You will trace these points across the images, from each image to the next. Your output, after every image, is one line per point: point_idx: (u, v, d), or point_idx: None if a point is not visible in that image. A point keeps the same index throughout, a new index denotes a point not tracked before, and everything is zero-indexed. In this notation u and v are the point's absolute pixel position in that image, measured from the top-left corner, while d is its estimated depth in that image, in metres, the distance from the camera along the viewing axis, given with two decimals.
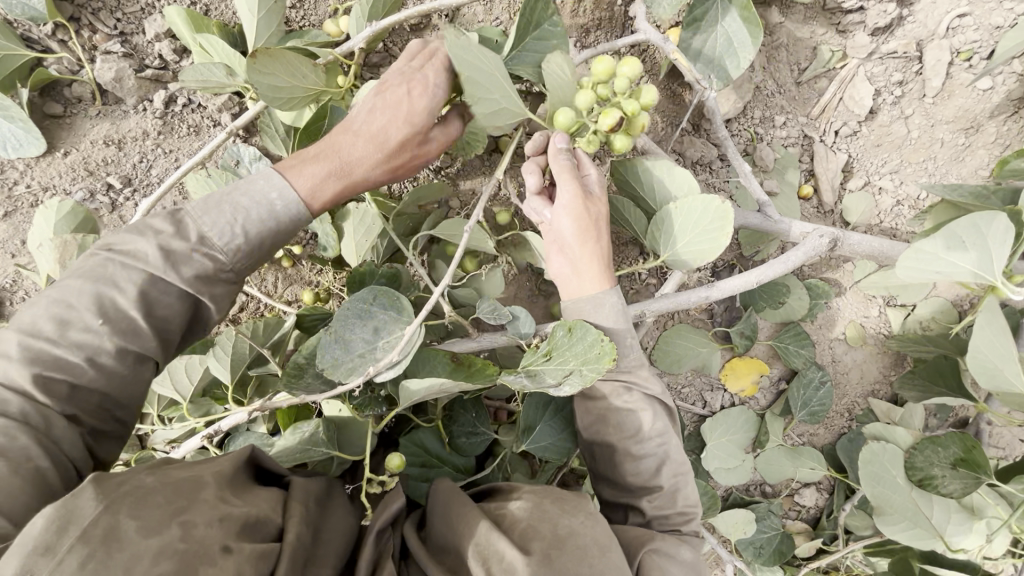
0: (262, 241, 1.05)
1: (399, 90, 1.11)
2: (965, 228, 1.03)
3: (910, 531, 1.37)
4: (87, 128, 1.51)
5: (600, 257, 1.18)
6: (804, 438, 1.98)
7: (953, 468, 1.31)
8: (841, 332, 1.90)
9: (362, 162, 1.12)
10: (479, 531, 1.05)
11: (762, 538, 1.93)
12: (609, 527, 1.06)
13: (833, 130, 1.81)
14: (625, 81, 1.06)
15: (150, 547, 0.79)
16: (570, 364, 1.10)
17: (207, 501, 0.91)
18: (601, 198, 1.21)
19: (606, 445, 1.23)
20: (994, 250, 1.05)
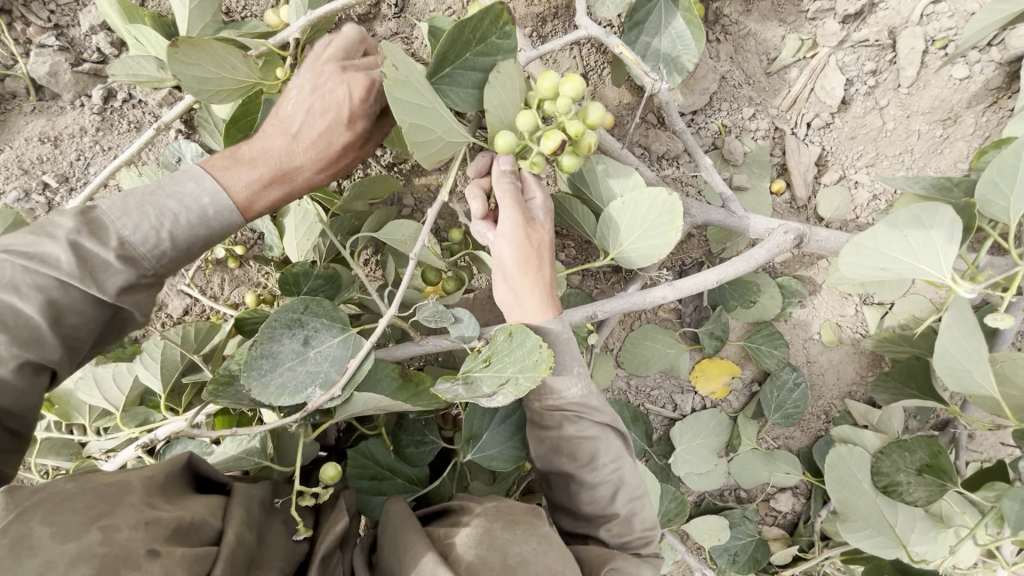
0: (191, 244, 0.98)
1: (338, 88, 1.02)
2: (906, 221, 0.99)
3: (873, 539, 1.32)
4: (22, 125, 1.46)
5: (542, 287, 1.11)
6: (779, 441, 1.91)
7: (918, 475, 1.26)
8: (816, 332, 1.83)
9: (303, 163, 1.06)
10: (423, 565, 0.97)
11: (736, 544, 1.86)
12: (565, 555, 1.00)
13: (804, 122, 1.74)
14: (567, 101, 0.98)
15: (65, 552, 0.73)
16: (506, 372, 1.02)
17: (134, 505, 0.85)
18: (545, 224, 1.14)
19: (553, 454, 1.15)
20: (939, 245, 0.99)
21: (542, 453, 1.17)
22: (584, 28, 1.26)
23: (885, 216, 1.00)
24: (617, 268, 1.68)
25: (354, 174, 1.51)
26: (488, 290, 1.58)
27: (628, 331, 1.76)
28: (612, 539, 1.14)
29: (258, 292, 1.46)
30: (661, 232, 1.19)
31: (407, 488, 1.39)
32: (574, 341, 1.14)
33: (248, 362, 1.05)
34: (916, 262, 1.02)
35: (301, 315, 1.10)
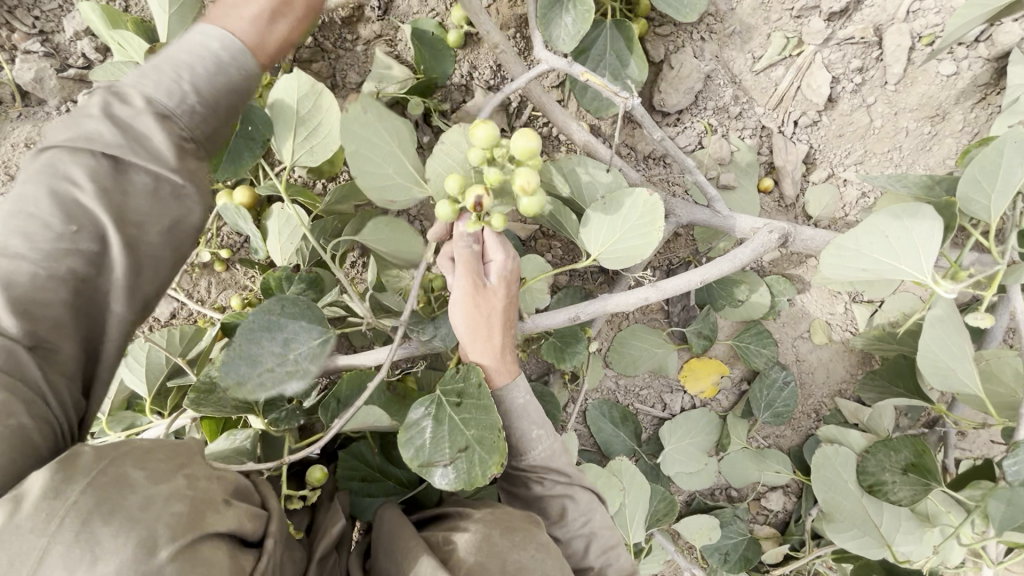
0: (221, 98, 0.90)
1: None
2: (888, 222, 0.99)
3: (859, 540, 1.31)
4: (8, 131, 1.46)
5: (494, 355, 1.10)
6: (769, 440, 1.91)
7: (903, 474, 1.25)
8: (806, 330, 1.83)
9: None
10: (422, 568, 0.98)
11: (727, 543, 1.86)
12: (558, 559, 1.03)
13: (792, 120, 1.74)
14: (486, 149, 0.98)
15: (162, 492, 0.76)
16: (467, 438, 1.04)
17: (199, 460, 0.88)
18: (500, 290, 1.07)
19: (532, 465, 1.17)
20: (919, 243, 0.99)
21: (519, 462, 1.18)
22: (545, 60, 1.28)
23: (872, 213, 1.00)
24: (605, 269, 1.68)
25: (339, 177, 1.51)
26: None
27: (615, 332, 1.76)
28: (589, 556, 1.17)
29: (244, 295, 1.46)
30: (646, 235, 1.20)
31: (397, 491, 1.39)
32: (538, 405, 1.16)
33: (224, 361, 1.07)
34: (896, 261, 1.02)
35: (280, 317, 1.11)
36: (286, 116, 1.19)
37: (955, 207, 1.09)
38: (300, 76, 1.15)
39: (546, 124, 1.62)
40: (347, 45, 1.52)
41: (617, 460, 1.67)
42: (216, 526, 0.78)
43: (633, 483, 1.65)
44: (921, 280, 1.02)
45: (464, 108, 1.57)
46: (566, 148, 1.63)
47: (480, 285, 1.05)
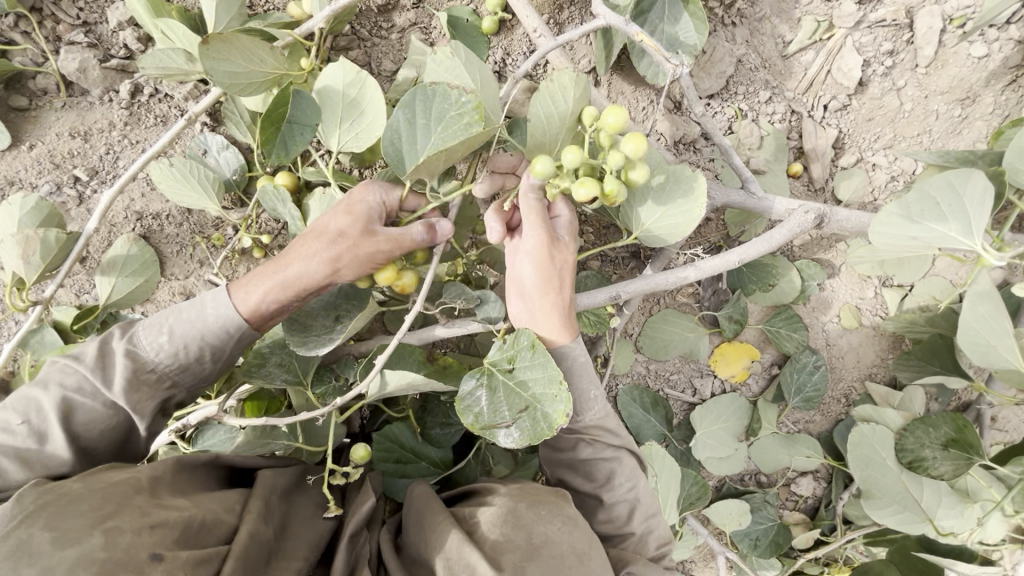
0: (217, 344, 1.07)
1: (355, 236, 1.02)
2: (940, 188, 0.99)
3: (899, 516, 1.31)
4: (53, 121, 1.49)
5: (560, 309, 1.08)
6: (799, 425, 1.90)
7: (944, 449, 1.27)
8: (836, 315, 1.83)
9: (301, 258, 1.04)
10: (450, 543, 1.00)
11: (758, 529, 1.87)
12: (589, 533, 1.04)
13: (821, 104, 1.74)
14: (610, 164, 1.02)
15: (63, 559, 0.78)
16: (527, 399, 1.05)
17: (139, 506, 0.90)
18: (569, 245, 1.11)
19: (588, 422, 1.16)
20: (971, 212, 1.00)
21: (569, 436, 1.18)
22: (604, 18, 1.32)
23: (920, 182, 1.00)
24: (636, 254, 1.69)
25: (377, 164, 1.54)
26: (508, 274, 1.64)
27: (647, 316, 1.77)
28: (623, 526, 1.17)
29: None
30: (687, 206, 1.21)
31: (430, 471, 1.40)
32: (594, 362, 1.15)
33: None
34: (946, 227, 1.02)
35: None
36: (333, 101, 1.22)
37: (1004, 176, 1.10)
38: (348, 66, 1.17)
39: None
40: (383, 32, 1.55)
41: (647, 445, 1.69)
42: None
43: (665, 467, 1.65)
44: (972, 247, 1.03)
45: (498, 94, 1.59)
46: None
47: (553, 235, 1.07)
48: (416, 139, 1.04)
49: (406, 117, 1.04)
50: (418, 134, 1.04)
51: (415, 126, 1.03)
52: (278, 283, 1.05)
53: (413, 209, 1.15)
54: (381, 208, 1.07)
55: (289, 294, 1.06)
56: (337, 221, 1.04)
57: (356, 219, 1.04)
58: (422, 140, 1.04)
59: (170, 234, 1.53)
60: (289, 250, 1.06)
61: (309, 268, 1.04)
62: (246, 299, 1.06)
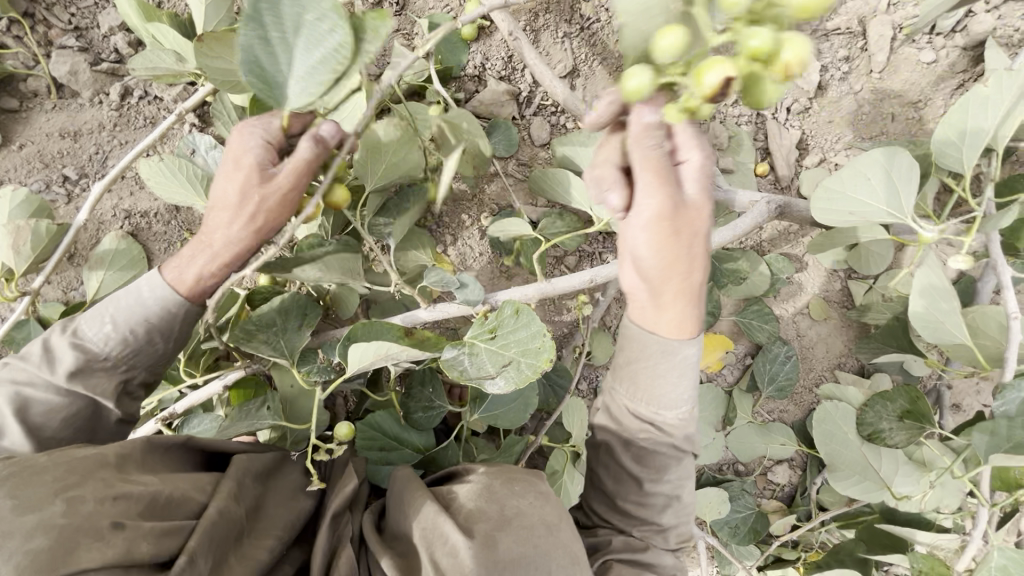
0: (163, 325, 1.09)
1: (251, 187, 1.02)
2: (870, 165, 1.08)
3: (861, 485, 1.38)
4: (43, 121, 1.53)
5: (686, 299, 0.97)
6: (774, 414, 1.97)
7: (899, 421, 1.33)
8: (804, 306, 1.91)
9: (220, 229, 1.06)
10: (426, 513, 1.02)
11: (736, 517, 1.92)
12: (560, 507, 1.03)
13: (784, 106, 1.85)
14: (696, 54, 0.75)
15: (24, 523, 0.80)
16: (509, 356, 1.15)
17: (105, 478, 0.91)
18: (699, 204, 0.93)
19: (672, 417, 1.07)
20: (901, 188, 1.08)
21: (641, 422, 1.09)
22: None
23: (861, 156, 1.08)
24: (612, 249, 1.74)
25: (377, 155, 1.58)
26: (490, 268, 1.70)
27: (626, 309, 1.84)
28: (657, 518, 1.15)
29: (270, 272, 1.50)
30: None
31: (413, 457, 1.44)
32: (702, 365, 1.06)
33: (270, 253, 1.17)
34: (879, 203, 1.10)
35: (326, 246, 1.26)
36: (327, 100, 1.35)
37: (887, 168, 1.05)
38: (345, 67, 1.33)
39: (554, 112, 1.70)
40: None
41: None
42: (82, 561, 0.79)
43: None
44: (904, 220, 1.10)
45: (478, 97, 1.67)
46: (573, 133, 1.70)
47: (680, 205, 0.91)
48: (286, 60, 0.90)
49: (270, 26, 0.87)
50: (280, 53, 0.90)
51: (282, 34, 0.88)
52: (208, 257, 1.08)
53: (302, 130, 1.08)
54: (264, 148, 1.04)
55: (222, 262, 1.09)
56: (234, 181, 1.03)
57: (248, 171, 1.03)
58: (286, 56, 0.90)
59: (158, 232, 1.57)
60: (207, 224, 1.08)
61: (229, 235, 1.06)
62: (181, 277, 1.08)
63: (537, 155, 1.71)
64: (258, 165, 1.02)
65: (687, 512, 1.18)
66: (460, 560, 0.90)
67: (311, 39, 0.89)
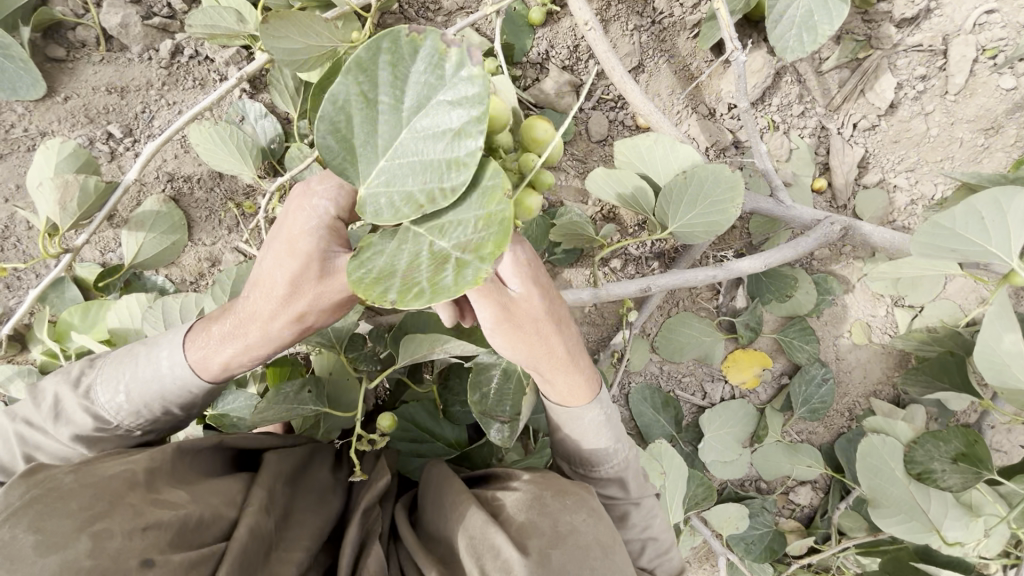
0: (181, 402, 1.09)
1: (308, 288, 0.91)
2: (985, 203, 1.01)
3: (906, 524, 1.35)
4: (90, 74, 1.47)
5: (572, 380, 1.11)
6: (802, 435, 1.94)
7: (953, 462, 1.30)
8: (846, 329, 1.87)
9: (255, 324, 0.99)
10: (473, 522, 0.96)
11: (754, 534, 1.91)
12: (613, 527, 0.99)
13: (850, 122, 1.78)
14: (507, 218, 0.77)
15: (48, 566, 0.75)
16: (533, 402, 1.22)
17: (134, 504, 0.86)
18: (533, 301, 0.98)
19: (608, 474, 1.20)
20: (1010, 227, 1.04)
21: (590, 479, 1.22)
22: None
23: (970, 195, 1.01)
24: (661, 255, 1.68)
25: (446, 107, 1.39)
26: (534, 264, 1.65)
27: (665, 317, 1.81)
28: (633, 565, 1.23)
29: None
30: (720, 207, 1.27)
31: (445, 452, 1.40)
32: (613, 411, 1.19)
33: None
34: (986, 243, 1.06)
35: None
36: None
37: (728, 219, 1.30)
38: None
39: (615, 108, 1.64)
40: (430, 14, 1.53)
41: (658, 443, 1.71)
42: None
43: (673, 465, 1.68)
44: (1008, 262, 1.08)
45: (537, 86, 1.60)
46: (632, 132, 1.64)
47: (509, 304, 0.95)
48: (382, 149, 0.63)
49: (385, 98, 0.61)
50: (377, 128, 0.62)
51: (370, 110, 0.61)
52: (239, 347, 1.02)
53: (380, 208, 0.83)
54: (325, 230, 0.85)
55: (253, 355, 1.04)
56: (283, 270, 0.90)
57: (303, 260, 0.88)
58: (385, 135, 0.63)
59: (199, 199, 1.52)
60: (247, 312, 1.00)
61: (271, 331, 0.99)
62: (207, 364, 1.06)
63: (592, 151, 1.65)
64: (316, 257, 0.88)
65: (665, 551, 1.25)
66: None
67: (418, 156, 0.62)
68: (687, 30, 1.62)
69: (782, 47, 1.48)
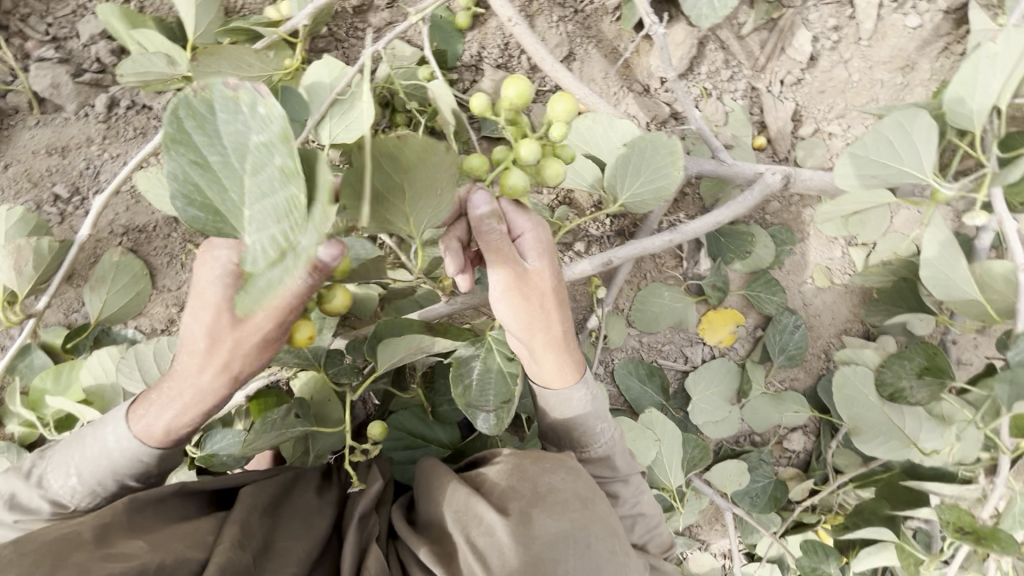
0: (128, 472, 1.06)
1: (222, 344, 0.89)
2: (891, 128, 1.10)
3: (887, 445, 1.42)
4: (28, 138, 1.46)
5: (562, 360, 1.21)
6: (785, 383, 2.00)
7: (919, 378, 1.37)
8: (808, 275, 1.95)
9: (188, 383, 0.96)
10: (457, 496, 0.99)
11: (756, 487, 1.95)
12: (592, 479, 1.01)
13: (778, 79, 1.86)
14: (522, 178, 0.97)
15: None
16: (510, 392, 1.24)
17: (79, 563, 0.84)
18: (543, 276, 1.13)
19: (597, 453, 1.25)
20: (920, 147, 1.11)
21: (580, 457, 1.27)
22: None
23: (875, 122, 1.10)
24: (621, 230, 1.73)
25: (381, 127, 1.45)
26: None
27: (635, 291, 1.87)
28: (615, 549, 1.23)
29: None
30: (663, 170, 1.32)
31: (440, 453, 1.41)
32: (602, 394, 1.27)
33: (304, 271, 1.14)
34: (901, 164, 1.13)
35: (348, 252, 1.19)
36: (321, 96, 1.33)
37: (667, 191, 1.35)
38: (333, 63, 1.31)
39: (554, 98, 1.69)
40: (359, 32, 1.56)
41: (648, 412, 1.74)
42: None
43: (666, 431, 1.72)
44: (923, 180, 1.14)
45: (476, 87, 1.64)
46: None
47: (524, 273, 1.10)
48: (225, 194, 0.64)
49: (211, 154, 0.62)
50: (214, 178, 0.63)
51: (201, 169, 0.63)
52: (179, 408, 1.00)
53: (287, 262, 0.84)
54: (230, 281, 0.83)
55: (192, 415, 1.01)
56: (199, 324, 0.88)
57: (215, 312, 0.86)
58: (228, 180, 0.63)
59: (158, 246, 1.52)
60: (179, 374, 0.97)
61: (205, 386, 0.96)
62: (151, 430, 1.03)
63: None
64: (226, 311, 0.86)
65: (654, 527, 1.30)
66: (501, 546, 0.88)
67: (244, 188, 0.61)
68: (610, 14, 1.69)
69: (699, 16, 1.56)
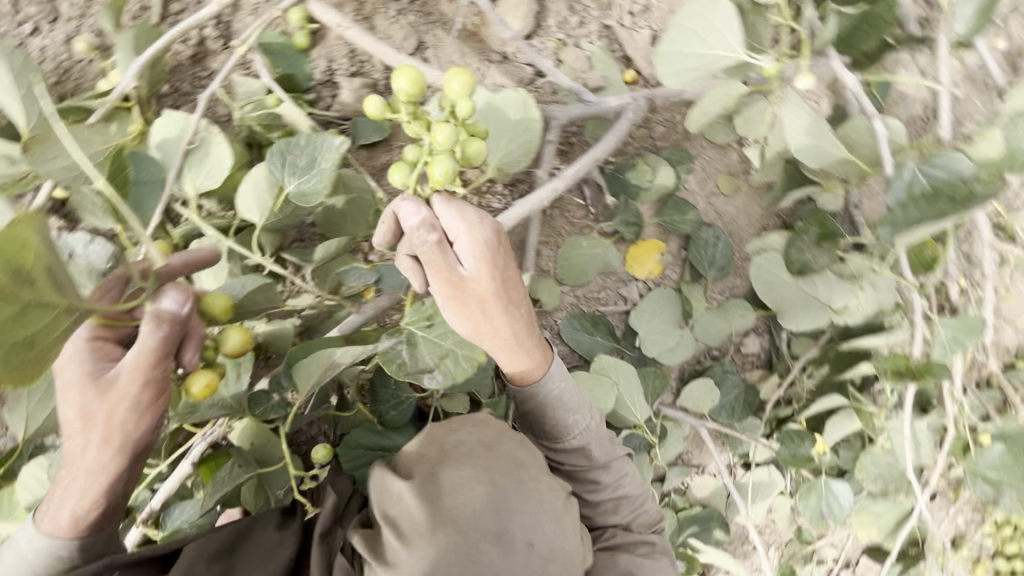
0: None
1: (94, 412, 0.94)
2: (691, 17, 1.17)
3: (812, 315, 1.50)
4: None
5: (516, 359, 1.25)
6: (725, 293, 2.05)
7: (819, 246, 1.41)
8: (714, 186, 2.00)
9: (82, 464, 0.96)
10: (374, 480, 1.06)
11: (727, 397, 1.99)
12: (498, 425, 1.16)
13: (627, 12, 1.91)
14: (450, 164, 1.03)
15: None
16: (445, 347, 1.26)
17: None
18: (479, 284, 1.14)
19: (572, 444, 1.35)
20: (724, 28, 1.17)
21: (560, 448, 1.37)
22: None
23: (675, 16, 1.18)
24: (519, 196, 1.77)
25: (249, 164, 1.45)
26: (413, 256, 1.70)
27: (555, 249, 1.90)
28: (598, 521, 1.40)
29: None
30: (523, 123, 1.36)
31: None
32: (573, 390, 1.34)
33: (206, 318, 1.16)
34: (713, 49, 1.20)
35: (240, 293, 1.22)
36: (174, 151, 1.32)
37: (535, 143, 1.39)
38: (175, 116, 1.32)
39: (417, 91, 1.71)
40: (204, 81, 1.55)
41: (598, 360, 1.77)
42: None
43: (620, 372, 1.76)
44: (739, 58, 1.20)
45: (337, 102, 1.66)
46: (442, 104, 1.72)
47: (459, 281, 1.13)
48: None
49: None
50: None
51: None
52: (78, 492, 0.97)
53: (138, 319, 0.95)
54: (90, 360, 0.97)
55: (93, 497, 0.97)
56: (71, 403, 0.95)
57: (82, 388, 0.95)
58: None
59: None
60: (71, 457, 0.97)
61: (96, 460, 0.96)
62: (56, 523, 0.97)
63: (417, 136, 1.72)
64: (90, 383, 0.95)
65: (639, 507, 1.42)
66: (411, 506, 0.97)
67: None
68: None
69: None
